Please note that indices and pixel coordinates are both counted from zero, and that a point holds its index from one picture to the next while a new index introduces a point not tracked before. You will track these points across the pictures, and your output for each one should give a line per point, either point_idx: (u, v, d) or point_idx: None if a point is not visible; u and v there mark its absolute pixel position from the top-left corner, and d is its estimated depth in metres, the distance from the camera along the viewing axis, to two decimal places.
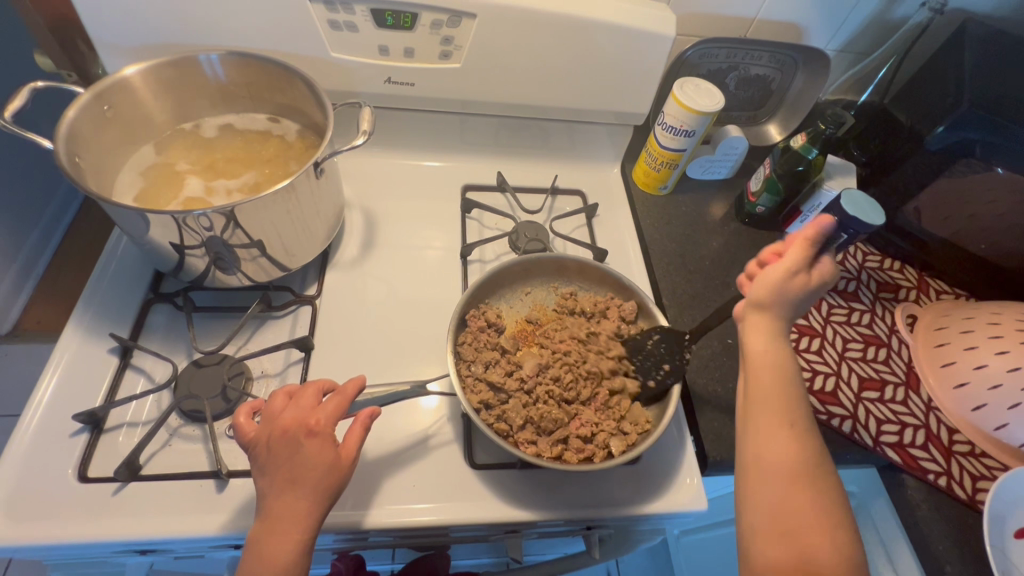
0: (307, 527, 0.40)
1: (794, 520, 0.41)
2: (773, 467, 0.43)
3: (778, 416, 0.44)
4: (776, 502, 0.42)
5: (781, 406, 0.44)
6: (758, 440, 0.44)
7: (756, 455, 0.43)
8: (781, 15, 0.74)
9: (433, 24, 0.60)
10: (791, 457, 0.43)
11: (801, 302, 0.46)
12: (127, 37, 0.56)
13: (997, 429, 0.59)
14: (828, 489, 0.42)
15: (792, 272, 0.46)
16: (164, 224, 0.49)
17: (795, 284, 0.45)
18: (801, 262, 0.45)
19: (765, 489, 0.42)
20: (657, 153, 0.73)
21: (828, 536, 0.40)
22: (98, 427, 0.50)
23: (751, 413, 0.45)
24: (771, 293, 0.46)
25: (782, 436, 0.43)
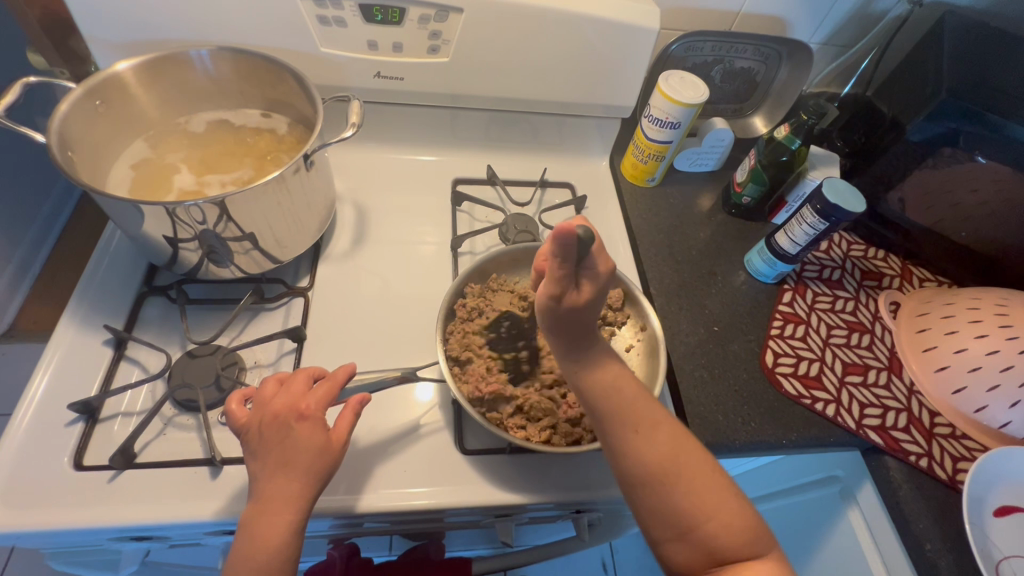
0: (299, 509, 0.41)
1: (695, 515, 0.39)
2: (649, 470, 0.40)
3: (633, 415, 0.42)
4: (668, 503, 0.39)
5: (638, 407, 0.42)
6: (630, 449, 0.41)
7: (633, 463, 0.41)
8: (765, 9, 0.75)
9: (420, 19, 0.61)
10: (664, 451, 0.40)
11: (585, 318, 0.40)
12: (119, 33, 0.57)
13: (977, 411, 0.60)
14: (699, 461, 0.41)
15: (555, 297, 0.39)
16: (158, 216, 0.50)
17: (563, 309, 0.39)
18: (564, 284, 0.38)
19: (652, 495, 0.40)
20: (644, 145, 0.74)
21: (730, 511, 0.39)
22: (92, 417, 0.51)
23: (608, 433, 0.42)
24: (545, 317, 0.41)
25: (643, 435, 0.41)
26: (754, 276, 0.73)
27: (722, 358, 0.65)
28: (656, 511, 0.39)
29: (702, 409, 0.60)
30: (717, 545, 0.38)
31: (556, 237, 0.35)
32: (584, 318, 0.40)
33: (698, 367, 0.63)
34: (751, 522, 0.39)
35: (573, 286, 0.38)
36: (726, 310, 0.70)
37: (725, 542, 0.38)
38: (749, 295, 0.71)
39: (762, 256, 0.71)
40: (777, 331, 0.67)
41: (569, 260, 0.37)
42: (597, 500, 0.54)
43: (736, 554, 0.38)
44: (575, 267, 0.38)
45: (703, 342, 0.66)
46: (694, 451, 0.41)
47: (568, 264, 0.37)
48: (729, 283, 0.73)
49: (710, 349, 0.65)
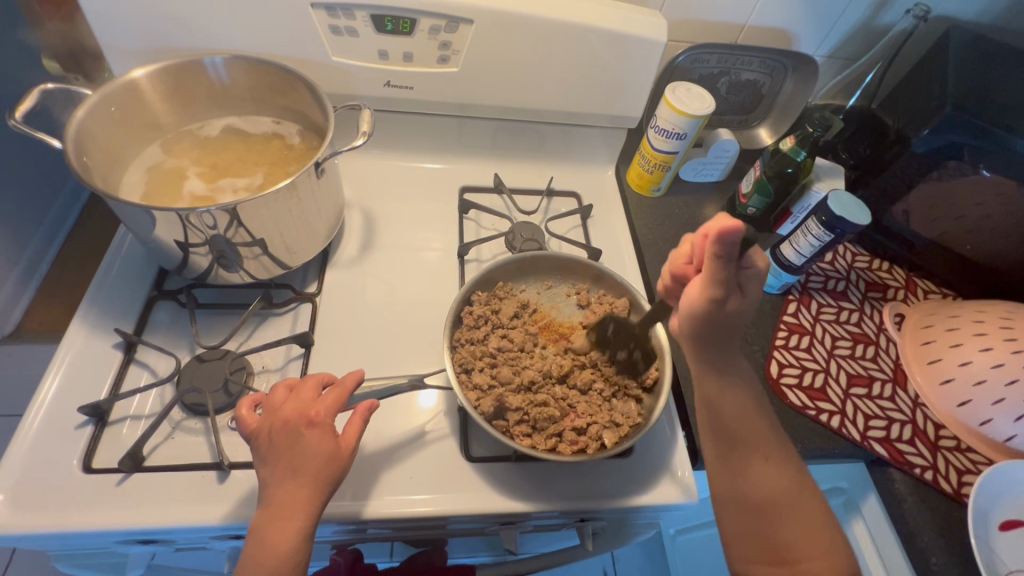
0: (309, 516, 0.42)
1: (791, 550, 0.46)
2: (762, 500, 0.48)
3: (761, 450, 0.49)
4: (767, 529, 0.47)
5: (756, 440, 0.50)
6: (751, 476, 0.48)
7: (751, 488, 0.48)
8: (771, 22, 0.76)
9: (431, 30, 0.62)
10: (782, 491, 0.48)
11: (734, 321, 0.49)
12: (133, 41, 0.58)
13: (982, 424, 0.60)
14: (812, 507, 0.48)
15: (718, 300, 0.47)
16: (170, 221, 0.50)
17: (726, 313, 0.48)
18: (725, 289, 0.46)
19: (761, 522, 0.47)
20: (651, 156, 0.74)
21: (823, 551, 0.46)
22: (102, 420, 0.51)
23: (736, 453, 0.49)
24: (700, 322, 0.49)
25: (767, 467, 0.49)
26: None
27: None
28: (760, 540, 0.47)
29: None
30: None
31: (722, 235, 0.42)
32: (735, 323, 0.49)
33: None
34: (847, 571, 0.46)
35: (732, 294, 0.47)
36: None
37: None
38: (754, 306, 0.72)
39: (767, 266, 0.71)
40: (781, 341, 0.68)
41: (729, 263, 0.45)
42: (602, 509, 0.54)
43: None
44: (734, 267, 0.45)
45: None
46: (806, 498, 0.48)
47: (728, 269, 0.45)
48: None
49: None
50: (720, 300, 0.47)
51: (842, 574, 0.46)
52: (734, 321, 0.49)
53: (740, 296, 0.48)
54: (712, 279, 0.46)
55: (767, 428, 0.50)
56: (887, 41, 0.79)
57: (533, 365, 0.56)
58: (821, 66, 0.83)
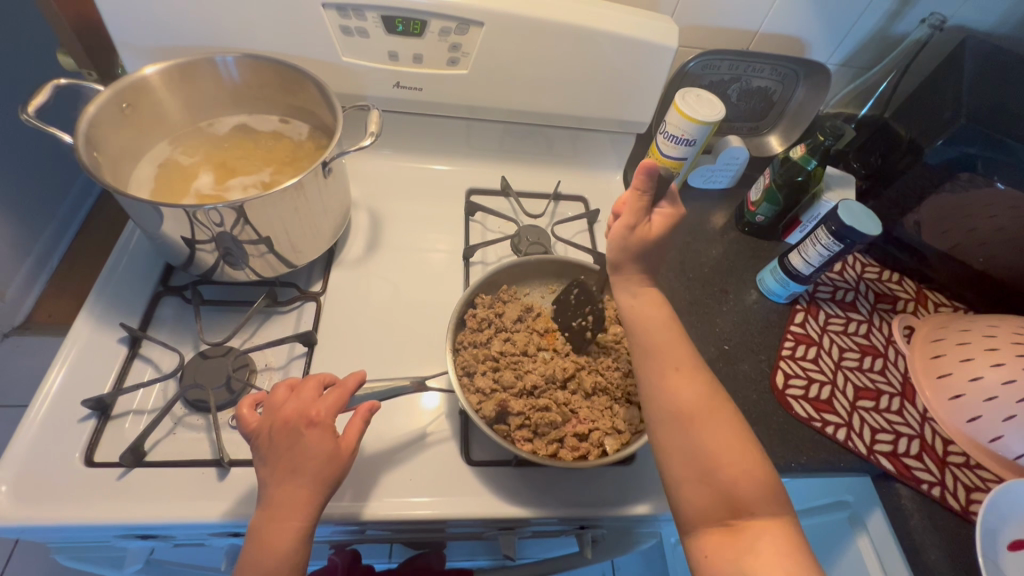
0: (307, 515, 0.41)
1: (714, 462, 0.43)
2: (683, 407, 0.46)
3: (673, 362, 0.48)
4: (692, 441, 0.44)
5: (667, 347, 0.49)
6: (667, 389, 0.47)
7: (669, 399, 0.46)
8: (783, 29, 0.75)
9: (441, 32, 0.62)
10: (698, 400, 0.46)
11: (653, 246, 0.51)
12: (148, 39, 0.58)
13: (992, 441, 0.59)
14: (729, 411, 0.46)
15: (632, 227, 0.49)
16: (177, 217, 0.50)
17: (635, 237, 0.50)
18: (638, 214, 0.49)
19: (686, 436, 0.45)
20: (659, 162, 0.73)
21: (752, 462, 0.44)
22: (105, 413, 0.52)
23: (643, 363, 0.49)
24: (618, 249, 0.51)
25: (683, 375, 0.47)
26: (766, 295, 0.73)
27: (731, 377, 0.64)
28: (682, 460, 0.44)
29: None
30: (733, 485, 0.42)
31: (642, 170, 0.47)
32: (653, 246, 0.51)
33: None
34: (768, 481, 0.43)
35: (645, 217, 0.50)
36: (737, 328, 0.69)
37: (742, 501, 0.42)
38: (760, 315, 0.71)
39: (774, 275, 0.71)
40: (788, 351, 0.67)
41: (644, 194, 0.48)
42: (603, 517, 0.54)
43: (754, 503, 0.42)
44: (651, 197, 0.49)
45: (713, 360, 0.66)
46: (720, 406, 0.46)
47: (648, 194, 0.48)
48: (741, 301, 0.72)
49: (719, 368, 0.65)
50: (632, 227, 0.49)
51: (765, 485, 0.43)
52: (648, 242, 0.50)
53: (654, 222, 0.50)
54: (631, 208, 0.49)
55: (673, 332, 0.50)
56: (900, 51, 0.78)
57: (535, 369, 0.56)
58: (833, 75, 0.82)
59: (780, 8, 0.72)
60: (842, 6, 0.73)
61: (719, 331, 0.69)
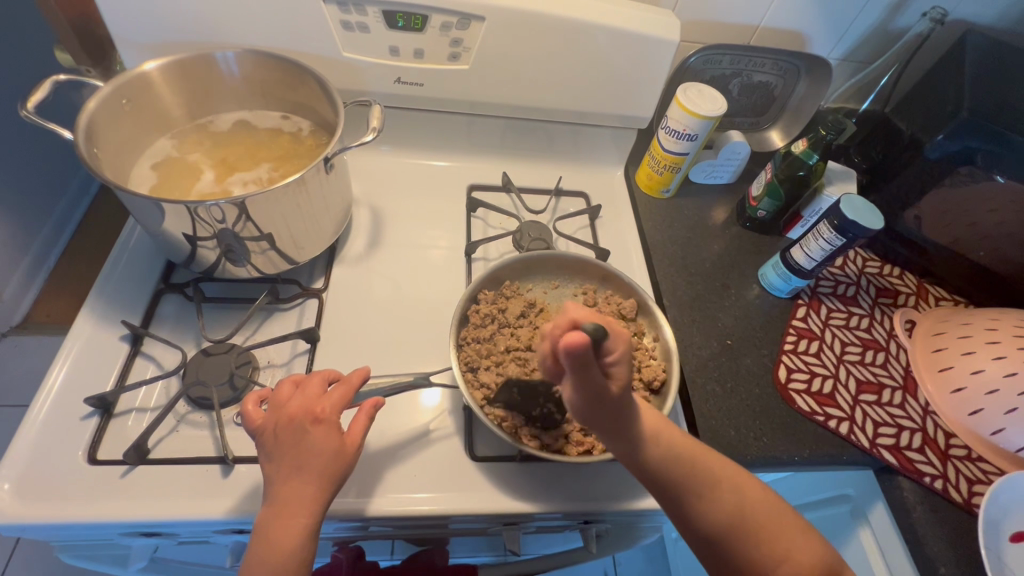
0: (313, 513, 0.41)
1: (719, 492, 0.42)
2: (721, 523, 0.41)
3: (703, 472, 0.43)
4: (738, 555, 0.41)
5: (687, 466, 0.43)
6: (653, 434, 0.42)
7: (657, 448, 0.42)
8: (785, 23, 0.75)
9: (443, 27, 0.61)
10: (731, 504, 0.42)
11: (615, 399, 0.39)
12: (148, 34, 0.58)
13: (994, 433, 0.59)
14: (764, 504, 0.43)
15: (605, 395, 0.38)
16: (179, 213, 0.50)
17: (604, 402, 0.38)
18: (595, 391, 0.37)
19: (730, 551, 0.41)
20: (661, 157, 0.74)
21: (798, 551, 0.41)
22: (107, 411, 0.51)
23: (666, 495, 0.42)
24: (589, 412, 0.39)
25: (713, 489, 0.42)
26: (768, 290, 0.73)
27: (734, 372, 0.64)
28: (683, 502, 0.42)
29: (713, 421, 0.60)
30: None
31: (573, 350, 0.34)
32: (621, 412, 0.40)
33: (710, 379, 0.63)
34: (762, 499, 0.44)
35: (607, 380, 0.38)
36: (739, 323, 0.69)
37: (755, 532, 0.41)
38: (762, 310, 0.71)
39: (776, 270, 0.71)
40: (790, 346, 0.67)
41: (589, 368, 0.36)
42: (607, 511, 0.54)
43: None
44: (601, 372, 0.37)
45: (716, 355, 0.66)
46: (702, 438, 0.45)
47: (592, 371, 0.36)
48: (742, 296, 0.72)
49: (722, 363, 0.65)
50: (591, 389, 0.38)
51: (795, 544, 0.41)
52: (617, 401, 0.39)
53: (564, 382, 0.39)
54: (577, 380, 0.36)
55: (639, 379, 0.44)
56: (901, 45, 0.78)
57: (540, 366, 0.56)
58: (834, 69, 0.82)
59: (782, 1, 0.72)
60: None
61: (722, 326, 0.68)
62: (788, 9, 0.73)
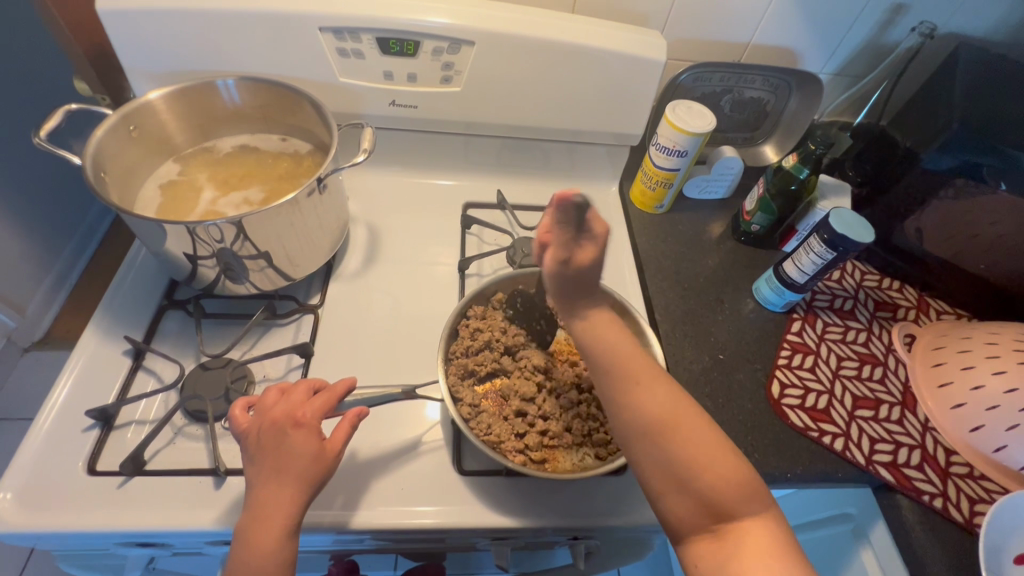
0: (290, 515, 0.42)
1: (693, 469, 0.40)
2: (649, 423, 0.42)
3: (637, 368, 0.44)
4: (665, 455, 0.41)
5: (634, 360, 0.44)
6: (633, 407, 0.43)
7: (635, 419, 0.42)
8: (775, 40, 0.76)
9: (434, 52, 0.64)
10: (663, 407, 0.42)
11: (587, 276, 0.44)
12: (156, 65, 0.61)
13: (996, 451, 0.58)
14: (702, 421, 0.42)
15: (563, 260, 0.43)
16: (178, 234, 0.52)
17: (572, 269, 0.43)
18: (563, 248, 0.43)
19: (653, 448, 0.41)
20: (652, 172, 0.75)
21: (731, 466, 0.40)
22: (108, 424, 0.53)
23: (611, 383, 0.44)
24: (557, 283, 0.45)
25: (645, 388, 0.43)
26: (762, 304, 0.72)
27: (726, 387, 0.64)
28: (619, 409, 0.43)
29: None
30: (716, 498, 0.39)
31: (557, 202, 0.42)
32: (587, 278, 0.44)
33: (701, 395, 0.63)
34: (748, 479, 0.40)
35: (578, 248, 0.43)
36: (733, 337, 0.69)
37: (708, 470, 0.40)
38: (757, 324, 0.71)
39: (770, 284, 0.70)
40: (783, 360, 0.66)
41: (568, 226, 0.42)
42: (595, 527, 0.54)
43: (735, 509, 0.39)
44: (575, 232, 0.43)
45: (707, 369, 0.65)
46: (694, 413, 0.43)
47: (569, 228, 0.42)
48: (736, 311, 0.72)
49: (713, 377, 0.65)
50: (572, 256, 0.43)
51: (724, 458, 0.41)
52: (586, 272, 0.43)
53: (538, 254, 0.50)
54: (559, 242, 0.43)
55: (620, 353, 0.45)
56: (893, 59, 0.78)
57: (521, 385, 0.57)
58: (826, 83, 0.82)
59: (770, 19, 0.73)
60: (833, 16, 0.74)
61: (714, 339, 0.68)
62: (777, 26, 0.74)
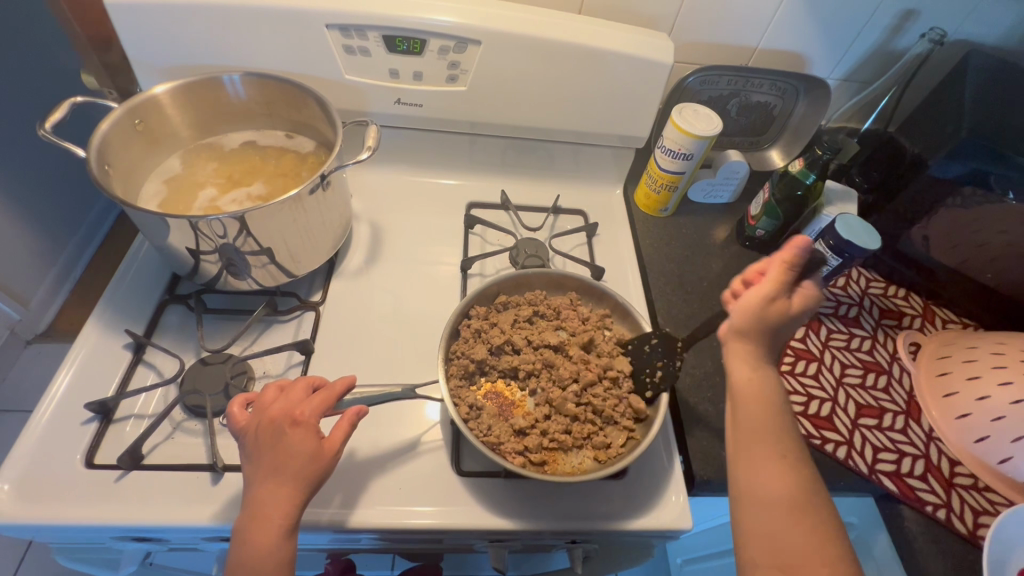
0: (288, 514, 0.42)
1: (806, 559, 0.39)
2: (772, 497, 0.41)
3: (783, 442, 0.43)
4: (781, 534, 0.40)
5: (769, 430, 0.44)
6: (756, 469, 0.43)
7: (756, 484, 0.42)
8: (783, 45, 0.76)
9: (441, 50, 0.64)
10: (790, 489, 0.41)
11: (784, 328, 0.45)
12: (162, 59, 0.61)
13: (1001, 463, 0.57)
14: (829, 523, 0.41)
15: (768, 299, 0.44)
16: (182, 228, 0.52)
17: (772, 312, 0.44)
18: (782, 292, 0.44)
19: (772, 523, 0.41)
20: (657, 175, 0.74)
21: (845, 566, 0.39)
22: (107, 417, 0.53)
23: (744, 441, 0.44)
24: (752, 320, 0.45)
25: (779, 463, 0.43)
26: None
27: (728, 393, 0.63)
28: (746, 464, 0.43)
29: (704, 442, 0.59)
30: None
31: (798, 243, 0.43)
32: (783, 330, 0.45)
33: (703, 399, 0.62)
34: None
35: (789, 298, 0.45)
36: None
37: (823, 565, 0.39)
38: None
39: None
40: (787, 367, 0.66)
41: (798, 266, 0.43)
42: (594, 531, 0.53)
43: None
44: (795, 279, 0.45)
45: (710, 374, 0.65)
46: (827, 513, 0.41)
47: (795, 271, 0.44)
48: None
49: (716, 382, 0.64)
50: (774, 302, 0.44)
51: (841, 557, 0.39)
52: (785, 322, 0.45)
53: (794, 298, 0.45)
54: (778, 281, 0.44)
55: (780, 419, 0.44)
56: (902, 65, 0.78)
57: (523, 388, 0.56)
58: (834, 89, 0.82)
59: (778, 23, 0.73)
60: (841, 21, 0.74)
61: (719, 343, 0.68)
62: (785, 30, 0.74)
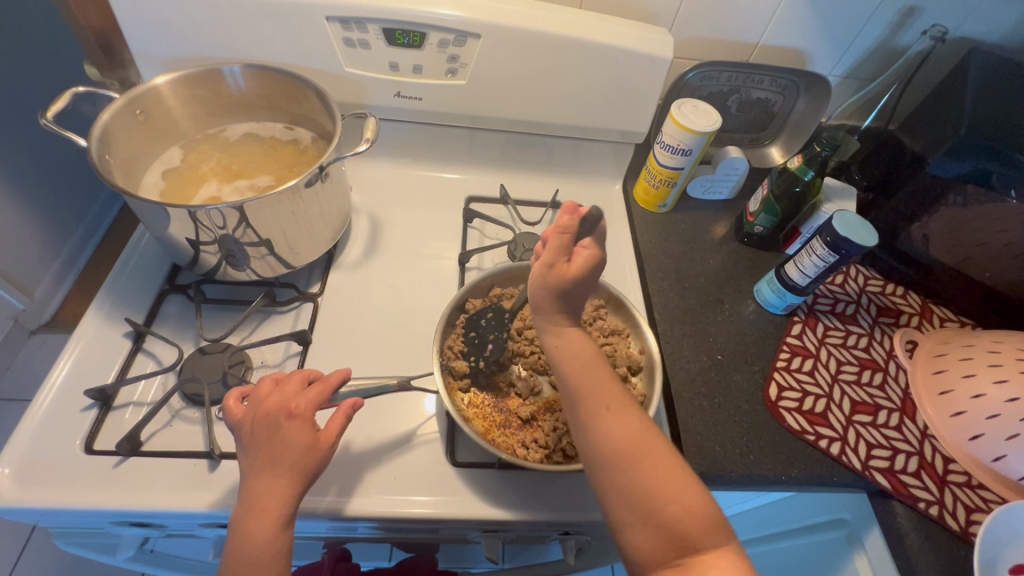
0: (284, 505, 0.43)
1: (654, 498, 0.38)
2: (616, 449, 0.40)
3: (607, 395, 0.42)
4: (639, 483, 0.39)
5: (607, 386, 0.42)
6: (598, 429, 0.41)
7: (610, 446, 0.40)
8: (784, 41, 0.76)
9: (440, 43, 0.64)
10: (628, 435, 0.40)
11: (573, 289, 0.44)
12: (163, 50, 0.62)
13: (995, 461, 0.57)
14: (667, 458, 0.40)
15: (550, 267, 0.44)
16: (181, 218, 0.53)
17: (555, 277, 0.44)
18: (558, 254, 0.44)
19: (622, 476, 0.39)
20: (656, 171, 0.74)
21: (695, 497, 0.38)
22: (106, 404, 0.54)
23: (583, 407, 0.42)
24: (537, 288, 0.44)
25: (614, 416, 0.41)
26: (764, 306, 0.72)
27: (722, 388, 0.63)
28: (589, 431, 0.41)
29: (698, 436, 0.59)
30: (669, 529, 0.37)
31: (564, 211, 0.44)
32: (571, 292, 0.44)
33: (697, 394, 0.62)
34: (708, 508, 0.38)
35: (565, 259, 0.44)
36: (732, 338, 0.68)
37: (682, 502, 0.38)
38: (757, 326, 0.70)
39: (771, 286, 0.70)
40: (783, 363, 0.66)
41: (564, 233, 0.44)
42: (587, 523, 0.54)
43: (695, 540, 0.37)
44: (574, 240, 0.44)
45: (704, 370, 0.65)
46: (659, 443, 0.41)
47: (565, 239, 0.44)
48: (736, 312, 0.71)
49: (711, 377, 0.64)
50: (550, 268, 0.44)
51: (685, 487, 0.39)
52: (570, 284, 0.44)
53: (575, 261, 0.44)
54: (554, 250, 0.44)
55: (602, 371, 0.43)
56: (903, 62, 0.78)
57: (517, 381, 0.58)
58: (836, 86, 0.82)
59: (779, 19, 0.73)
60: (843, 18, 0.74)
61: (714, 339, 0.68)
62: (787, 26, 0.74)
